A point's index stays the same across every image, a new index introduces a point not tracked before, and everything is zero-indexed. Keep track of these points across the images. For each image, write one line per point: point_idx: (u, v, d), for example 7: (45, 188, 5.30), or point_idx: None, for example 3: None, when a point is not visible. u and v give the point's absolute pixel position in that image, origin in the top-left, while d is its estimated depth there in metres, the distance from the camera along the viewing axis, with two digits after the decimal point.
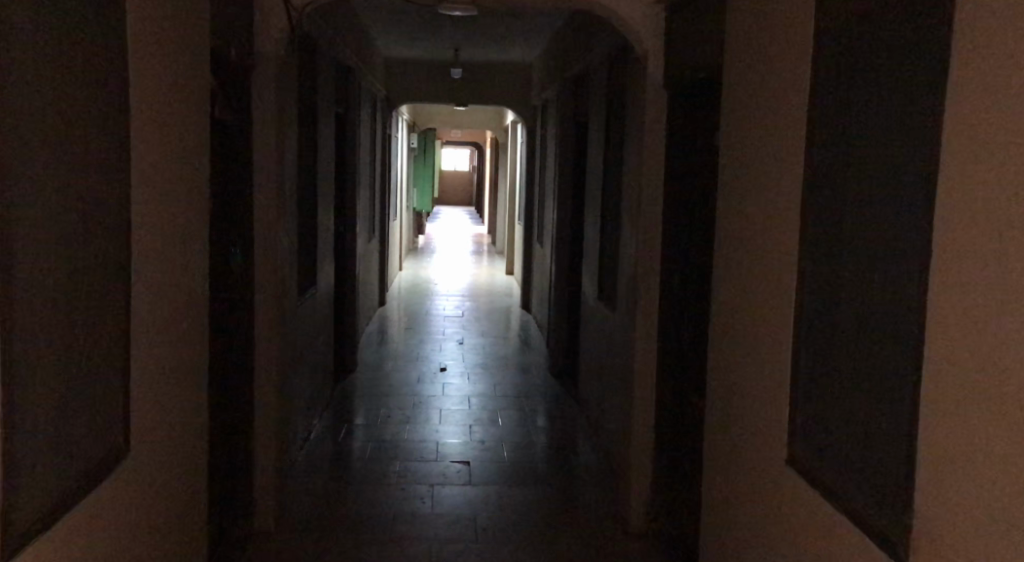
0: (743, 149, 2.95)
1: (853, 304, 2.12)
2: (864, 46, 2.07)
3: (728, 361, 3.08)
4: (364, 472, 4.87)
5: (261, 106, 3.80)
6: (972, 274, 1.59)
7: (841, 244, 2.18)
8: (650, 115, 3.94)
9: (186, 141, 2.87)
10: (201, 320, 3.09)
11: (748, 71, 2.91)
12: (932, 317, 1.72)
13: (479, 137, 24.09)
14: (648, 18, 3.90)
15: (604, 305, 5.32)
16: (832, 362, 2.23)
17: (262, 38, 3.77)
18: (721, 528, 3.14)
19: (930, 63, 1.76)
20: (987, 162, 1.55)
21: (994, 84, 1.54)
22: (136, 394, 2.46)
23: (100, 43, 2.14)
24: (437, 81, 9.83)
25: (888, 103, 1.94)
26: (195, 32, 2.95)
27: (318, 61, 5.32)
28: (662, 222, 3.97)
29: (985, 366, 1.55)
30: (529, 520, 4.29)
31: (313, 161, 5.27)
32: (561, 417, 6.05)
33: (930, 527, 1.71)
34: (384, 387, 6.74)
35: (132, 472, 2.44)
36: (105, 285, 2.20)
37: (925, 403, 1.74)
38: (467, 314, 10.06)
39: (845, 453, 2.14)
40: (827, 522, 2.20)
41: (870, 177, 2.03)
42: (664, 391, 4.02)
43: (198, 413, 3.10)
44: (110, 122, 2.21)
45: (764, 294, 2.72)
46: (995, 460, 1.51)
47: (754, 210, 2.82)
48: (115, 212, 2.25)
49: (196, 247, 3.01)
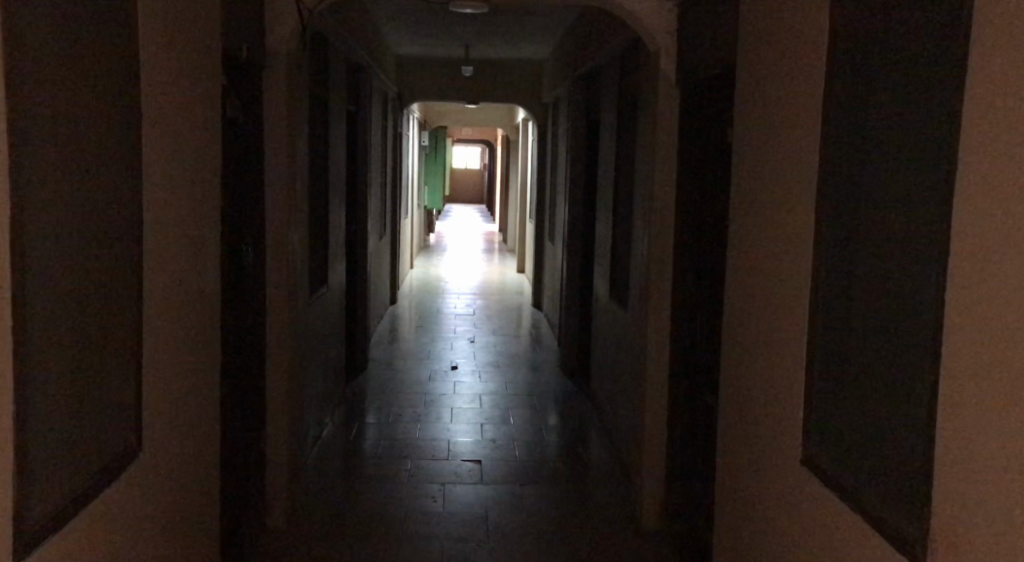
0: (757, 145, 2.92)
1: (869, 302, 2.09)
2: (879, 45, 2.05)
3: (742, 360, 3.05)
4: (376, 471, 4.86)
5: (272, 104, 3.80)
6: (989, 275, 1.56)
7: (855, 244, 2.16)
8: (662, 113, 3.92)
9: (197, 141, 2.86)
10: (213, 317, 3.09)
11: (762, 68, 2.88)
12: (950, 316, 1.69)
13: (490, 135, 24.13)
14: (661, 16, 3.88)
15: (616, 303, 5.30)
16: (846, 360, 2.21)
17: (273, 38, 3.76)
18: (733, 525, 3.12)
19: (948, 58, 1.73)
20: (1006, 159, 1.52)
21: (1009, 87, 1.52)
22: (148, 392, 2.45)
23: (113, 46, 2.14)
24: (449, 80, 9.82)
25: (905, 98, 1.91)
26: (207, 31, 2.94)
27: (329, 59, 5.32)
28: (673, 220, 3.96)
29: (1000, 368, 1.52)
30: (541, 519, 4.28)
31: (323, 159, 5.26)
32: (572, 415, 6.04)
33: (945, 527, 1.69)
34: (395, 385, 6.73)
35: (144, 469, 2.44)
36: (116, 285, 2.20)
37: (941, 404, 1.72)
38: (479, 312, 10.04)
39: (859, 452, 2.13)
40: (841, 522, 2.18)
41: (886, 173, 2.00)
42: (676, 388, 4.00)
43: (211, 410, 3.10)
44: (123, 123, 2.21)
45: (777, 293, 2.70)
46: (1010, 463, 1.49)
47: (768, 207, 2.80)
48: (126, 209, 2.25)
49: (208, 245, 3.01)
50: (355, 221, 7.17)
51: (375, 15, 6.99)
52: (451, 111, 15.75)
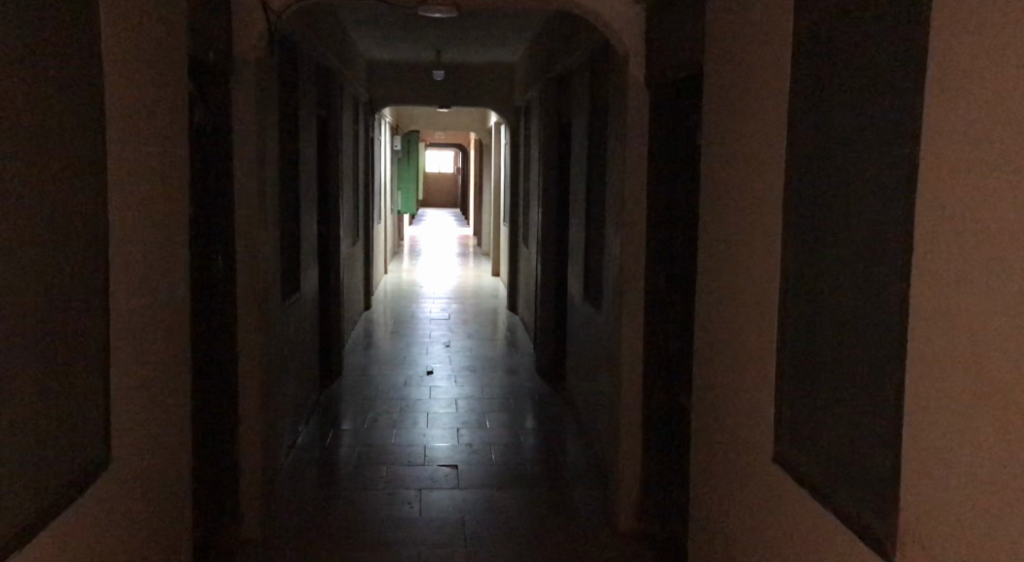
0: (725, 147, 2.94)
1: (837, 304, 2.10)
2: (844, 51, 2.06)
3: (713, 358, 3.07)
4: (352, 478, 4.83)
5: (241, 111, 3.76)
6: (952, 281, 1.58)
7: (824, 249, 2.17)
8: (631, 115, 3.93)
9: (165, 147, 2.83)
10: (181, 323, 3.05)
11: (729, 73, 2.90)
12: (914, 316, 1.71)
13: (463, 139, 24.14)
14: (629, 20, 3.89)
15: (590, 304, 5.31)
16: (816, 361, 2.22)
17: (240, 45, 3.72)
18: (709, 523, 3.13)
19: (909, 56, 1.75)
20: (968, 171, 1.53)
21: (968, 98, 1.54)
22: (116, 408, 2.42)
23: (75, 58, 2.12)
24: (419, 84, 9.80)
25: (870, 93, 1.92)
26: (172, 37, 2.90)
27: (298, 65, 5.29)
28: (645, 222, 3.97)
29: (966, 369, 1.54)
30: (517, 523, 4.27)
31: (293, 168, 5.22)
32: (548, 418, 6.03)
33: (916, 524, 1.70)
34: (370, 391, 6.71)
35: (115, 481, 2.41)
36: (82, 297, 2.17)
37: (908, 403, 1.73)
38: (453, 317, 10.01)
39: (830, 449, 2.13)
40: (813, 520, 2.19)
41: (853, 169, 2.01)
42: (651, 387, 4.02)
43: (181, 417, 3.06)
44: (87, 135, 2.18)
45: (748, 298, 2.71)
46: (977, 458, 1.50)
47: (737, 207, 2.82)
48: (92, 220, 2.23)
49: (176, 253, 2.97)
50: (327, 227, 7.12)
51: (344, 21, 6.97)
52: (422, 114, 15.74)
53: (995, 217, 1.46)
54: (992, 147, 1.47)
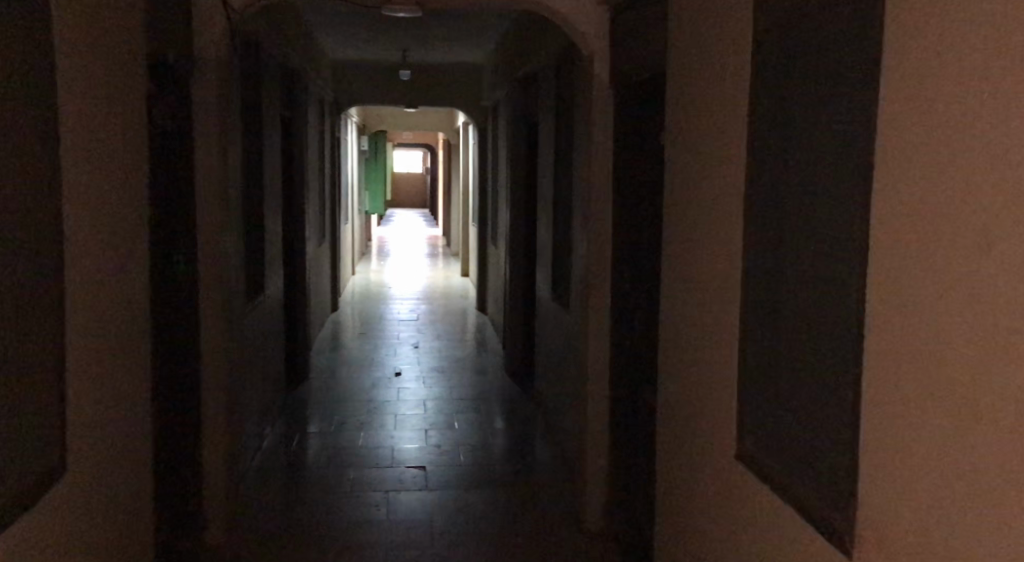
0: (688, 146, 2.95)
1: (798, 301, 2.11)
2: (803, 48, 2.07)
3: (677, 355, 3.07)
4: (319, 481, 4.79)
5: (202, 110, 3.70)
6: (907, 276, 1.58)
7: (785, 246, 2.17)
8: (596, 114, 3.94)
9: (122, 147, 2.78)
10: (141, 327, 3.00)
11: (693, 71, 2.90)
12: (871, 314, 1.71)
13: (432, 139, 24.10)
14: (594, 19, 3.89)
15: (557, 304, 5.31)
16: (778, 358, 2.22)
17: (201, 43, 3.67)
18: (675, 521, 3.14)
19: (868, 53, 1.76)
20: (921, 166, 1.53)
21: (922, 94, 1.54)
22: (72, 416, 2.37)
23: (27, 56, 2.07)
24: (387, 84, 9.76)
25: (830, 90, 1.93)
26: (129, 34, 2.85)
27: (261, 64, 5.24)
28: (610, 221, 3.98)
29: (921, 365, 1.54)
30: (484, 523, 4.26)
31: (257, 169, 5.17)
32: (517, 418, 6.02)
33: (874, 518, 1.70)
34: (338, 393, 6.66)
35: (71, 488, 2.37)
36: (34, 299, 2.13)
37: (866, 399, 1.73)
38: (423, 318, 9.98)
39: (792, 445, 2.14)
40: (775, 515, 2.20)
41: (813, 166, 2.01)
42: (618, 385, 4.03)
43: (140, 421, 3.01)
44: (40, 135, 2.14)
45: (711, 296, 2.72)
46: (933, 453, 1.51)
47: (700, 205, 2.82)
48: (46, 220, 2.18)
49: (135, 255, 2.92)
50: (294, 228, 7.06)
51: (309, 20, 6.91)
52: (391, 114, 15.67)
53: (948, 212, 1.46)
54: (945, 143, 1.47)
